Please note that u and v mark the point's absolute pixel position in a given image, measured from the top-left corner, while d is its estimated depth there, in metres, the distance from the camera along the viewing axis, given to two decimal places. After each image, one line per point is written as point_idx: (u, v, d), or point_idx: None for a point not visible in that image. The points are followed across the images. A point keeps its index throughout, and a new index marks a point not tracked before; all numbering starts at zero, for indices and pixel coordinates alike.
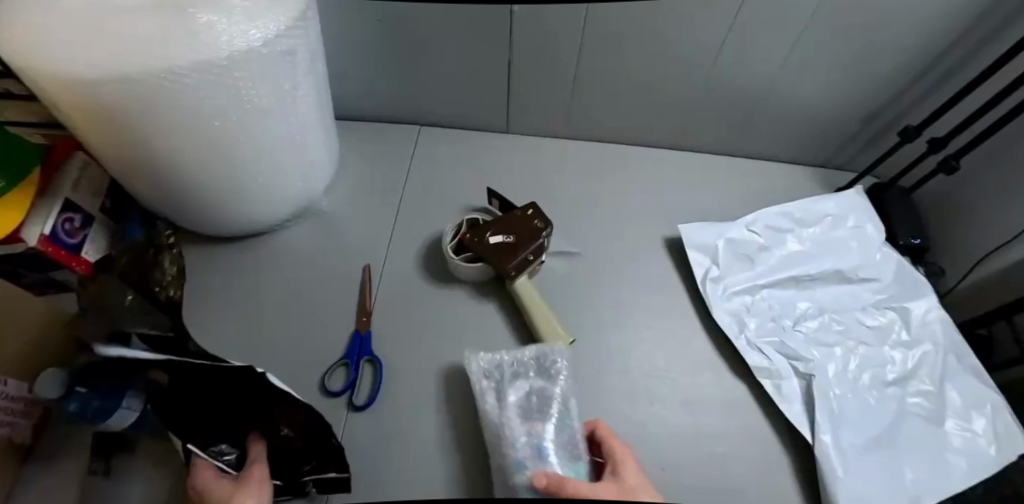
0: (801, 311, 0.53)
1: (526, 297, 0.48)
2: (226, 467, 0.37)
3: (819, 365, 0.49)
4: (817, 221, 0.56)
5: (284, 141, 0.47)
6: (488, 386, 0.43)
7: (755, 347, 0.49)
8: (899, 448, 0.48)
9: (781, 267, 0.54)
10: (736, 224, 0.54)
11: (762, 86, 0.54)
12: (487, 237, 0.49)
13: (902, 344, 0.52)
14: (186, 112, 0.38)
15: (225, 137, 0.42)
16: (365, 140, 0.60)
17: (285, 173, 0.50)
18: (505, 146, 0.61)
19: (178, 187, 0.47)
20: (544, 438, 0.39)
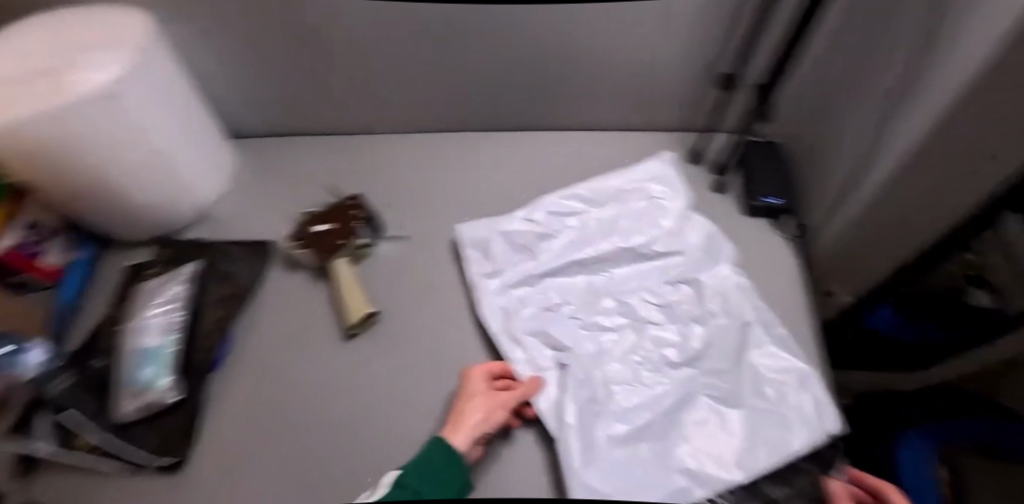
0: (586, 293, 0.63)
1: (338, 276, 0.54)
2: (95, 436, 0.52)
3: (575, 353, 0.58)
4: (606, 202, 0.67)
5: (169, 166, 0.58)
6: (158, 311, 0.57)
7: (518, 340, 0.58)
8: (671, 437, 0.53)
9: (565, 251, 0.64)
10: (514, 217, 0.65)
11: (586, 61, 0.62)
12: (314, 226, 0.57)
13: (688, 320, 0.60)
14: (95, 131, 0.48)
15: (110, 167, 0.52)
16: (252, 152, 0.71)
17: (170, 191, 0.61)
18: (365, 148, 0.71)
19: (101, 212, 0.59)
20: (148, 341, 0.55)
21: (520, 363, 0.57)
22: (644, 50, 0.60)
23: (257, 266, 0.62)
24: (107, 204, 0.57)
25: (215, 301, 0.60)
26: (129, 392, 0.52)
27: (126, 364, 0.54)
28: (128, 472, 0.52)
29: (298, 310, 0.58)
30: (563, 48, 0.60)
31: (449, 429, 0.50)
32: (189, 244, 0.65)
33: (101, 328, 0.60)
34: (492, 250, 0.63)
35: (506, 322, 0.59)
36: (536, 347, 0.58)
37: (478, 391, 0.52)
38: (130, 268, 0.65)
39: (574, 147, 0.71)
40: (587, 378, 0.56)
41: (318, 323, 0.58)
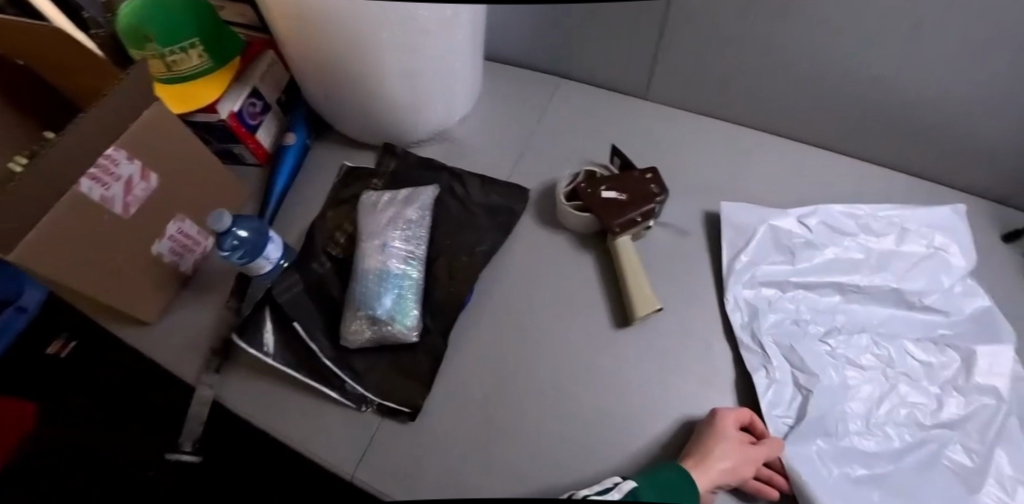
0: (839, 320, 0.47)
1: (625, 255, 0.48)
2: (322, 352, 0.48)
3: (825, 383, 0.44)
4: (887, 233, 0.50)
5: (434, 65, 0.51)
6: (399, 235, 0.51)
7: (759, 343, 0.45)
8: (915, 493, 0.40)
9: (830, 269, 0.48)
10: (787, 212, 0.50)
11: (941, 109, 0.47)
12: (601, 190, 0.50)
13: (954, 388, 0.45)
14: (385, 15, 0.42)
15: (388, 46, 0.46)
16: (503, 77, 0.62)
17: (422, 94, 0.54)
18: (635, 110, 0.60)
19: (343, 90, 0.53)
20: (391, 267, 0.49)
21: (767, 386, 0.44)
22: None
23: (501, 209, 0.54)
24: (340, 83, 0.52)
25: (454, 237, 0.53)
26: (366, 317, 0.48)
27: (365, 286, 0.49)
28: (344, 402, 0.47)
29: (552, 280, 0.50)
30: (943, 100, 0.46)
31: (692, 463, 0.40)
32: (418, 163, 0.58)
33: (319, 234, 0.55)
34: (753, 243, 0.49)
35: (751, 321, 0.46)
36: (779, 358, 0.45)
37: (728, 435, 0.41)
38: (350, 169, 0.59)
39: (876, 173, 0.55)
40: (829, 412, 0.43)
41: (569, 299, 0.49)
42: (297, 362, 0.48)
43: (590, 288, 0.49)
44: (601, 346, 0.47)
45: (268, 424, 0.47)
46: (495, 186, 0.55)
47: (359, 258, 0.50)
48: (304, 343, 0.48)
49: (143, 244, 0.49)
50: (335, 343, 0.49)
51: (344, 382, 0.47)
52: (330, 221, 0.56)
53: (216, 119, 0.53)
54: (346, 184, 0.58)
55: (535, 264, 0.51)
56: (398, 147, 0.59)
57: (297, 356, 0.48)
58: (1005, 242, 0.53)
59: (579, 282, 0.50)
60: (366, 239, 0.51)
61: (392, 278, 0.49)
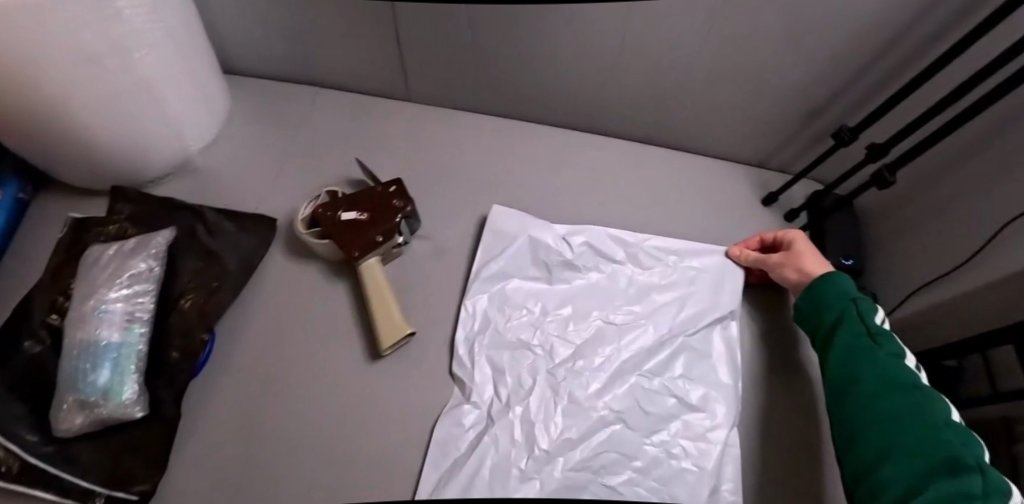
0: (574, 348, 0.44)
1: (369, 279, 0.44)
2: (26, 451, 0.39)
3: (527, 419, 0.40)
4: (648, 265, 0.49)
5: (143, 98, 0.45)
6: (119, 295, 0.44)
7: (475, 358, 0.43)
8: None
9: (579, 297, 0.46)
10: (552, 227, 0.48)
11: (666, 79, 0.50)
12: (340, 212, 0.46)
13: (666, 446, 0.40)
14: (36, 53, 0.36)
15: (56, 84, 0.39)
16: (257, 95, 0.58)
17: (140, 130, 0.47)
18: (399, 114, 0.57)
19: (39, 142, 0.45)
20: (105, 336, 0.42)
21: (454, 419, 0.40)
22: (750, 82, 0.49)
23: (250, 240, 0.49)
24: (25, 134, 0.44)
25: (194, 282, 0.47)
26: (72, 402, 0.40)
27: (71, 364, 0.41)
28: None
29: (305, 315, 0.46)
30: (652, 66, 0.48)
31: None
32: (158, 203, 0.51)
33: (35, 308, 0.46)
34: (509, 250, 0.47)
35: (479, 334, 0.44)
36: (487, 381, 0.42)
37: None
38: (77, 220, 0.50)
39: (629, 150, 0.57)
40: (516, 453, 0.39)
41: (325, 332, 0.46)
42: None
43: (346, 317, 0.46)
44: (357, 380, 0.44)
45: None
46: (242, 217, 0.50)
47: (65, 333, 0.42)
48: None
49: None
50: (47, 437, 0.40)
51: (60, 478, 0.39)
52: (46, 288, 0.47)
53: None
54: (72, 241, 0.50)
55: (287, 298, 0.47)
56: (135, 191, 0.51)
57: None
58: (765, 205, 0.55)
59: (335, 312, 0.46)
60: (76, 306, 0.43)
61: (106, 349, 0.41)
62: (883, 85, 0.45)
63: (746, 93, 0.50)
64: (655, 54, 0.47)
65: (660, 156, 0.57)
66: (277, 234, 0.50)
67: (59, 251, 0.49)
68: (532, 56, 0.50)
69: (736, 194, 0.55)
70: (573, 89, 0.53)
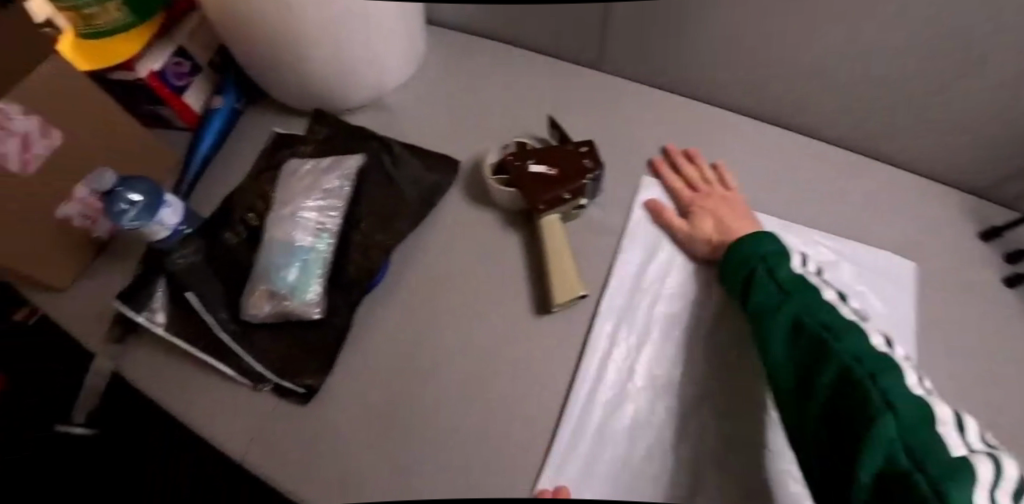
0: (725, 327, 0.43)
1: (548, 234, 0.44)
2: (219, 325, 0.44)
3: (666, 386, 0.41)
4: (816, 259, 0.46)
5: (365, 49, 0.49)
6: (316, 205, 0.47)
7: (621, 313, 0.44)
8: None
9: None
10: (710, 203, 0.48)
11: (896, 86, 0.44)
12: (529, 164, 0.45)
13: None
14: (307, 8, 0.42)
15: (311, 32, 0.44)
16: (446, 43, 0.58)
17: (356, 72, 0.51)
18: (584, 80, 0.55)
19: (275, 71, 0.51)
20: (302, 240, 0.45)
21: (595, 362, 0.42)
22: (1003, 102, 0.41)
23: (432, 176, 0.50)
24: (269, 64, 0.50)
25: (383, 210, 0.49)
26: (265, 290, 0.43)
27: (275, 259, 0.44)
28: (240, 380, 0.43)
29: (474, 259, 0.47)
30: (900, 75, 0.43)
31: None
32: (351, 130, 0.54)
33: (237, 202, 0.50)
34: (668, 218, 0.47)
35: (630, 294, 0.45)
36: (629, 338, 0.43)
37: None
38: (278, 135, 0.55)
39: (827, 155, 0.52)
40: (651, 416, 0.40)
41: (488, 277, 0.46)
42: (183, 337, 0.43)
43: (512, 268, 0.46)
44: (517, 330, 0.44)
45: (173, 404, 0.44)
46: (425, 155, 0.51)
47: (268, 232, 0.45)
48: (189, 318, 0.44)
49: (48, 203, 0.48)
50: (235, 318, 0.44)
51: (238, 358, 0.43)
52: (245, 183, 0.52)
53: (135, 78, 0.51)
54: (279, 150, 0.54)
55: (458, 242, 0.48)
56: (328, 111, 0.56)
57: (182, 332, 0.43)
58: (982, 240, 0.48)
59: (501, 261, 0.46)
60: (282, 208, 0.46)
61: (306, 251, 0.45)
62: None
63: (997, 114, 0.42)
64: (912, 65, 0.41)
65: (864, 168, 0.51)
66: (457, 175, 0.50)
67: (263, 155, 0.54)
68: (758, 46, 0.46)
69: (950, 224, 0.49)
70: (782, 81, 0.48)
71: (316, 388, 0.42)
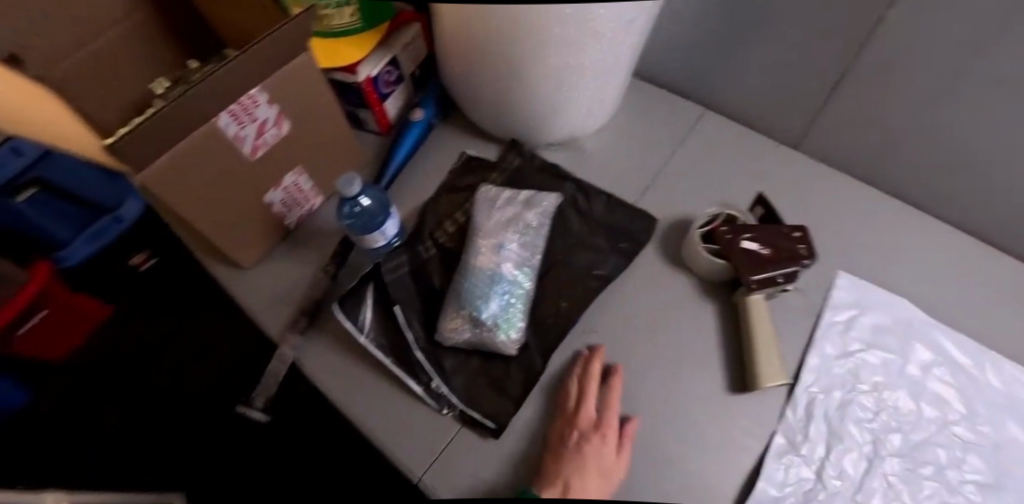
0: (914, 444, 0.42)
1: (754, 315, 0.44)
2: (415, 341, 0.44)
3: (854, 496, 0.40)
4: (1005, 390, 0.45)
5: (583, 95, 0.51)
6: (517, 238, 0.48)
7: (810, 410, 0.43)
8: None
9: (923, 394, 0.44)
10: (902, 309, 0.46)
11: None
12: (742, 239, 0.45)
13: None
14: (556, 56, 0.45)
15: (547, 73, 0.47)
16: (643, 91, 0.58)
17: (563, 114, 0.53)
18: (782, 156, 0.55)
19: (488, 97, 0.53)
20: (505, 271, 0.45)
21: (778, 465, 0.41)
22: None
23: (628, 233, 0.50)
24: (485, 88, 0.52)
25: (576, 254, 0.49)
26: (468, 315, 0.44)
27: (481, 286, 0.44)
28: (427, 401, 0.43)
29: (665, 320, 0.47)
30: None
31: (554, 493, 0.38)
32: (542, 167, 0.55)
33: (429, 218, 0.52)
34: (864, 318, 0.46)
35: (821, 391, 0.43)
36: (818, 438, 0.42)
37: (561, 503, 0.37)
38: (469, 156, 0.56)
39: None
40: None
41: (680, 341, 0.46)
42: (383, 348, 0.44)
43: (705, 338, 0.46)
44: (709, 404, 0.43)
45: (353, 407, 0.44)
46: (618, 204, 0.51)
47: (473, 256, 0.46)
48: (389, 330, 0.45)
49: (261, 189, 0.50)
50: (429, 337, 0.45)
51: (430, 379, 0.44)
52: (437, 200, 0.53)
53: (353, 81, 0.53)
54: (472, 175, 0.55)
55: (647, 301, 0.48)
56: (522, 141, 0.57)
57: (381, 344, 0.44)
58: None
59: (694, 329, 0.46)
60: (487, 236, 0.47)
61: (508, 283, 0.45)
62: None
63: None
64: None
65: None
66: (653, 234, 0.50)
67: (455, 174, 0.55)
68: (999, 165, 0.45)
69: None
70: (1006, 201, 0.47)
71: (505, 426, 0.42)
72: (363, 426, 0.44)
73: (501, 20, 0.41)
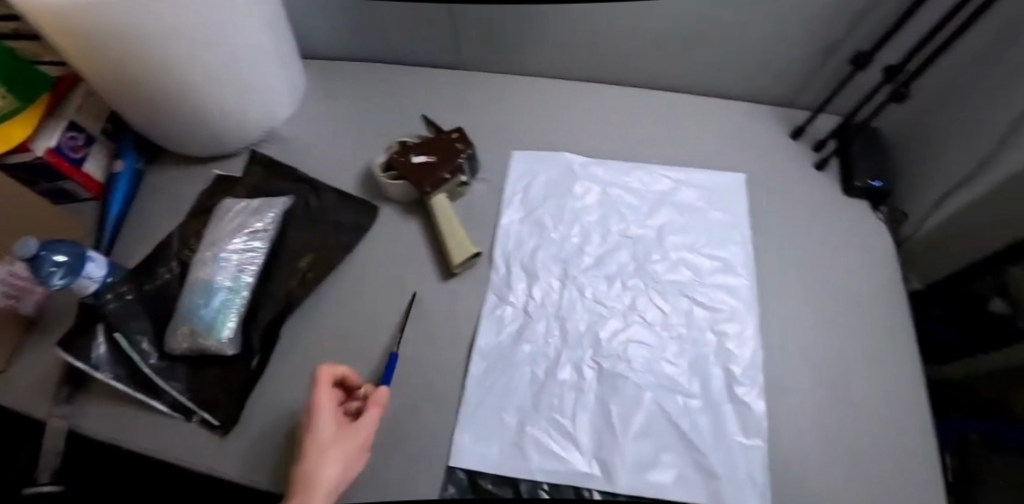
0: (597, 255, 0.50)
1: (440, 211, 0.51)
2: (147, 361, 0.49)
3: (556, 317, 0.47)
4: (660, 184, 0.54)
5: (253, 98, 0.57)
6: (240, 245, 0.52)
7: (510, 265, 0.50)
8: (609, 421, 0.43)
9: (599, 213, 0.52)
10: (566, 159, 0.55)
11: (685, 29, 0.55)
12: (410, 156, 0.53)
13: (681, 339, 0.47)
14: (195, 77, 0.49)
15: (202, 93, 0.52)
16: (326, 72, 0.66)
17: (249, 118, 0.59)
18: (451, 78, 0.64)
19: (175, 130, 0.57)
20: (219, 280, 0.50)
21: (492, 318, 0.48)
22: (760, 26, 0.53)
23: (342, 200, 0.56)
24: (167, 125, 0.56)
25: (300, 233, 0.55)
26: (186, 329, 0.48)
27: (193, 299, 0.49)
28: (173, 415, 0.48)
29: (384, 248, 0.53)
30: (691, 15, 0.53)
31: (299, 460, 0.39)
32: (263, 170, 0.59)
33: (167, 248, 0.55)
34: (539, 179, 0.54)
35: (515, 247, 0.51)
36: (519, 285, 0.49)
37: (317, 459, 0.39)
38: (213, 181, 0.60)
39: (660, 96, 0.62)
40: (549, 345, 0.46)
41: (399, 258, 0.53)
42: (118, 375, 0.48)
43: (417, 246, 0.53)
44: (431, 295, 0.50)
45: (104, 435, 0.48)
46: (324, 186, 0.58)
47: (193, 273, 0.50)
48: (121, 357, 0.49)
49: None
50: (159, 353, 0.49)
51: (168, 393, 0.48)
52: (173, 233, 0.57)
53: (32, 158, 0.54)
54: (204, 201, 0.59)
55: (368, 240, 0.55)
56: (264, 155, 0.60)
57: (116, 370, 0.48)
58: (793, 139, 0.59)
59: (406, 243, 0.53)
60: (210, 249, 0.52)
61: (221, 291, 0.49)
62: (885, 17, 0.49)
63: (762, 36, 0.54)
64: (687, 11, 0.52)
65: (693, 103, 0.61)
66: (358, 189, 0.58)
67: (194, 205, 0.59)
68: (575, 15, 0.55)
69: (769, 132, 0.59)
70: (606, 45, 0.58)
71: (231, 423, 0.47)
72: (128, 450, 0.48)
73: (108, 74, 0.47)
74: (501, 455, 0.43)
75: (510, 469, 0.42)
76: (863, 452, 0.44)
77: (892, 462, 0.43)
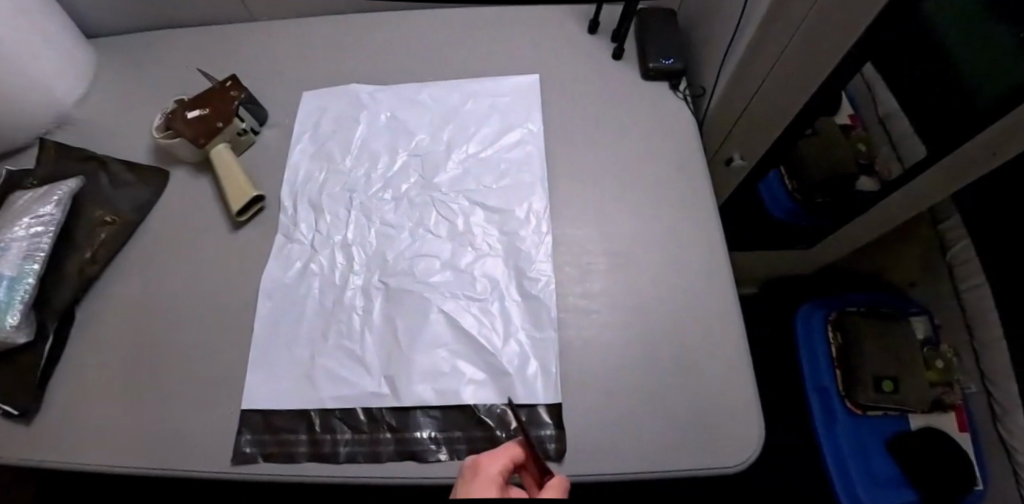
0: (387, 176, 0.50)
1: (219, 161, 0.50)
2: None
3: (343, 245, 0.47)
4: (452, 99, 0.54)
5: (19, 82, 0.53)
6: (23, 231, 0.48)
7: (301, 204, 0.49)
8: (394, 336, 0.42)
9: (388, 137, 0.52)
10: (356, 91, 0.55)
11: None
12: (182, 113, 0.51)
13: (471, 245, 0.46)
14: None
15: None
16: (120, 51, 0.64)
17: (29, 107, 0.55)
18: (245, 34, 0.62)
19: None
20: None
21: (279, 257, 0.47)
22: None
23: (140, 175, 0.55)
24: None
25: (99, 213, 0.53)
26: None
27: None
28: None
29: (182, 213, 0.52)
30: None
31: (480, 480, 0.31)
32: (57, 158, 0.56)
33: None
34: (330, 114, 0.54)
35: (302, 186, 0.50)
36: (307, 220, 0.48)
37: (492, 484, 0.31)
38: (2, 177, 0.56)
39: (455, 17, 0.61)
40: (340, 271, 0.46)
41: (196, 220, 0.51)
42: None
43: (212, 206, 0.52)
44: (225, 249, 0.49)
45: None
46: (120, 165, 0.56)
47: None
48: None
49: None
50: None
51: None
52: None
53: None
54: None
55: (167, 208, 0.53)
56: (52, 142, 0.57)
57: None
58: (591, 34, 0.58)
59: (202, 203, 0.52)
60: None
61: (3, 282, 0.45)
62: None
63: None
64: None
65: (488, 19, 0.60)
66: (157, 160, 0.56)
67: None
68: None
69: (561, 34, 0.58)
70: None
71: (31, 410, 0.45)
72: None
73: None
74: (288, 388, 0.41)
75: (297, 403, 0.40)
76: (662, 326, 0.43)
77: (690, 326, 0.43)
